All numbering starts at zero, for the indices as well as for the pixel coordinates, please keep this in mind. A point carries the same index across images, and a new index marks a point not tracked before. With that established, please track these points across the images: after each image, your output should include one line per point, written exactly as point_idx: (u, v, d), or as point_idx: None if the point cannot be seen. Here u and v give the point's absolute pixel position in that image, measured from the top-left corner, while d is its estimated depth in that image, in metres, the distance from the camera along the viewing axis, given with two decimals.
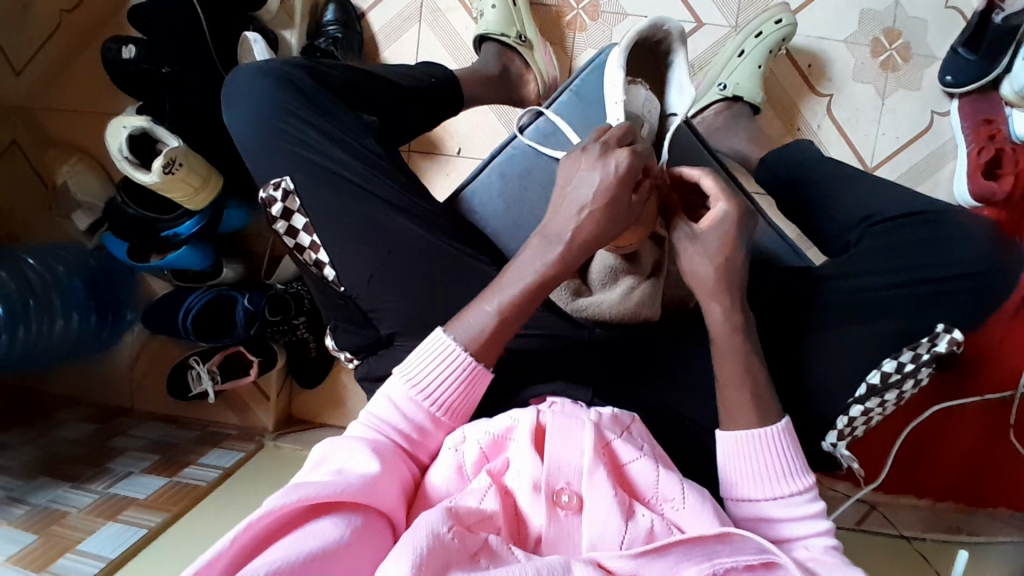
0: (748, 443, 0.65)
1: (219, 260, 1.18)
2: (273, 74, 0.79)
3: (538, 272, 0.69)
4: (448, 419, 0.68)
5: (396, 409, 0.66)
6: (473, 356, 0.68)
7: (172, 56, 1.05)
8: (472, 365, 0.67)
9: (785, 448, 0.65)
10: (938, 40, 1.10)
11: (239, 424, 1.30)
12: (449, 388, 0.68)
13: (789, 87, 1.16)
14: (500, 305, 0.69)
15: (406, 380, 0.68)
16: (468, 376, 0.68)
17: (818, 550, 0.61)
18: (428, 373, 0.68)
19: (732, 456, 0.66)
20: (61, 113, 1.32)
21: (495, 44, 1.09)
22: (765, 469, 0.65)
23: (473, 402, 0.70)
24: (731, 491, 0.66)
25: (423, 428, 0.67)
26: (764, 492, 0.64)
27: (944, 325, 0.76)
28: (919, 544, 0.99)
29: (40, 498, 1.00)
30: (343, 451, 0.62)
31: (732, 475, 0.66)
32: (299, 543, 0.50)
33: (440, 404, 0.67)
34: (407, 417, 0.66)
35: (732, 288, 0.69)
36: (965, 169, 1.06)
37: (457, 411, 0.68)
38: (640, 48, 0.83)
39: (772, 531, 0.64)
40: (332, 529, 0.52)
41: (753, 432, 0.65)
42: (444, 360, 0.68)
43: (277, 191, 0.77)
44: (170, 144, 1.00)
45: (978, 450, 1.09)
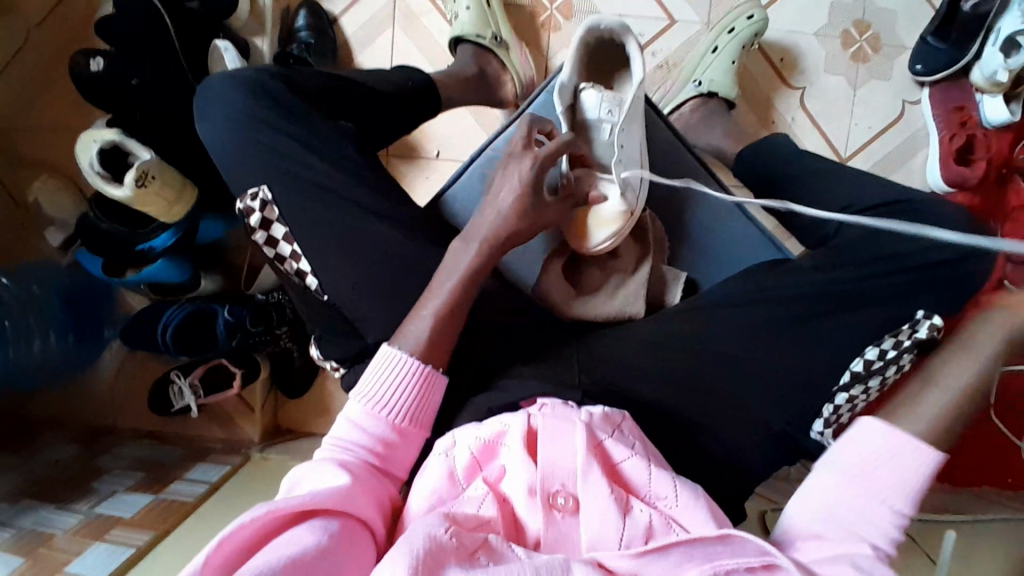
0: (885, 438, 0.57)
1: (198, 273, 1.16)
2: (246, 84, 0.78)
3: (464, 274, 0.71)
4: (410, 427, 0.67)
5: (356, 427, 0.66)
6: (420, 359, 0.68)
7: (142, 67, 1.04)
8: (420, 370, 0.68)
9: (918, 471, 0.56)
10: (907, 30, 1.12)
11: (224, 437, 1.29)
12: (403, 394, 0.67)
13: (764, 81, 1.17)
14: (436, 309, 0.70)
15: (363, 397, 0.67)
16: (421, 381, 0.68)
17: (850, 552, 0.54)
18: (382, 384, 0.67)
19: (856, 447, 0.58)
20: (29, 129, 1.30)
21: (470, 46, 1.08)
22: (872, 474, 0.56)
23: (433, 407, 0.70)
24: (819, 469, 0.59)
25: (387, 441, 0.66)
26: (847, 489, 0.56)
27: (924, 311, 0.76)
28: (909, 527, 1.00)
29: (25, 522, 0.98)
30: (313, 472, 0.62)
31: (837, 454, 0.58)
32: (276, 554, 0.51)
33: (398, 412, 0.67)
34: (370, 433, 0.66)
35: None
36: (938, 155, 1.08)
37: (418, 418, 0.68)
38: (592, 48, 0.82)
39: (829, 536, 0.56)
40: (308, 537, 0.53)
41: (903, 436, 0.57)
42: (393, 370, 0.68)
43: (255, 202, 0.75)
44: (142, 157, 0.98)
45: (962, 431, 1.11)
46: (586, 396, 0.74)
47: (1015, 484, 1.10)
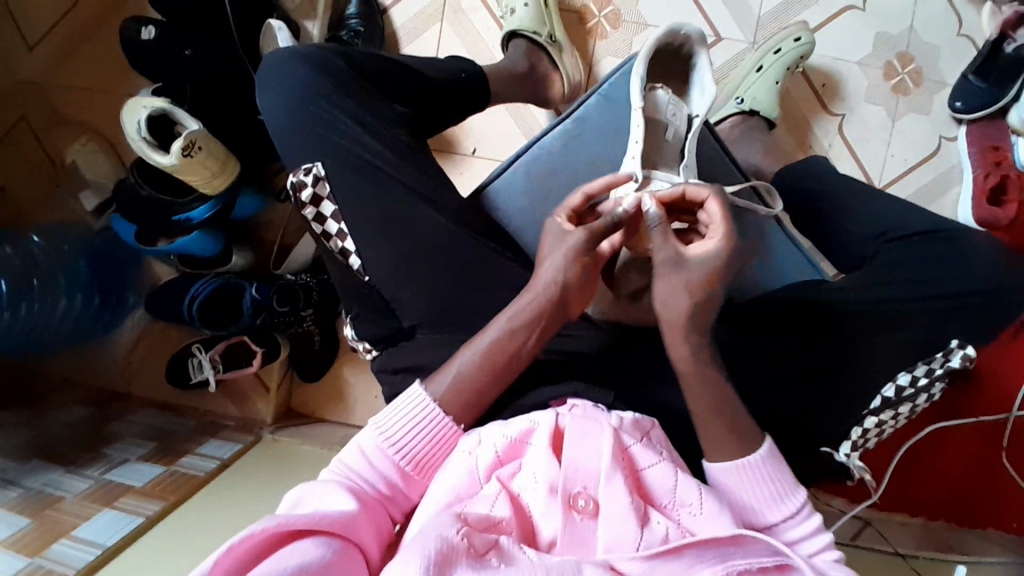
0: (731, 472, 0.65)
1: (229, 247, 1.17)
2: (307, 60, 0.79)
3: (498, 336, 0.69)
4: (418, 475, 0.66)
5: (367, 460, 0.65)
6: (445, 413, 0.68)
7: (196, 40, 1.05)
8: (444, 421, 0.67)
9: (775, 471, 0.65)
10: (950, 66, 1.13)
11: (237, 414, 1.28)
12: (419, 439, 0.66)
13: (803, 104, 1.18)
14: (477, 352, 0.69)
15: (378, 431, 0.67)
16: (440, 432, 0.67)
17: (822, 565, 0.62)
18: (402, 424, 0.67)
19: (720, 487, 0.66)
20: (70, 91, 1.31)
21: (525, 42, 1.10)
22: (756, 498, 0.65)
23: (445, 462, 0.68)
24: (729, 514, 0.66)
25: (394, 482, 0.65)
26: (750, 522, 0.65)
27: (957, 341, 0.78)
28: (915, 562, 0.99)
29: (34, 481, 0.97)
30: (317, 492, 0.61)
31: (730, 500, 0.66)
32: (280, 563, 0.51)
33: (409, 456, 0.66)
34: (377, 469, 0.65)
35: (701, 328, 0.67)
36: (971, 193, 1.09)
37: (429, 468, 0.67)
38: (663, 53, 0.85)
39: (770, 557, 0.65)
40: (313, 550, 0.53)
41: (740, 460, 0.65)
42: (417, 411, 0.67)
43: (308, 177, 0.76)
44: (189, 127, 0.99)
45: (971, 471, 1.11)
46: (618, 399, 0.73)
47: (1020, 529, 1.08)
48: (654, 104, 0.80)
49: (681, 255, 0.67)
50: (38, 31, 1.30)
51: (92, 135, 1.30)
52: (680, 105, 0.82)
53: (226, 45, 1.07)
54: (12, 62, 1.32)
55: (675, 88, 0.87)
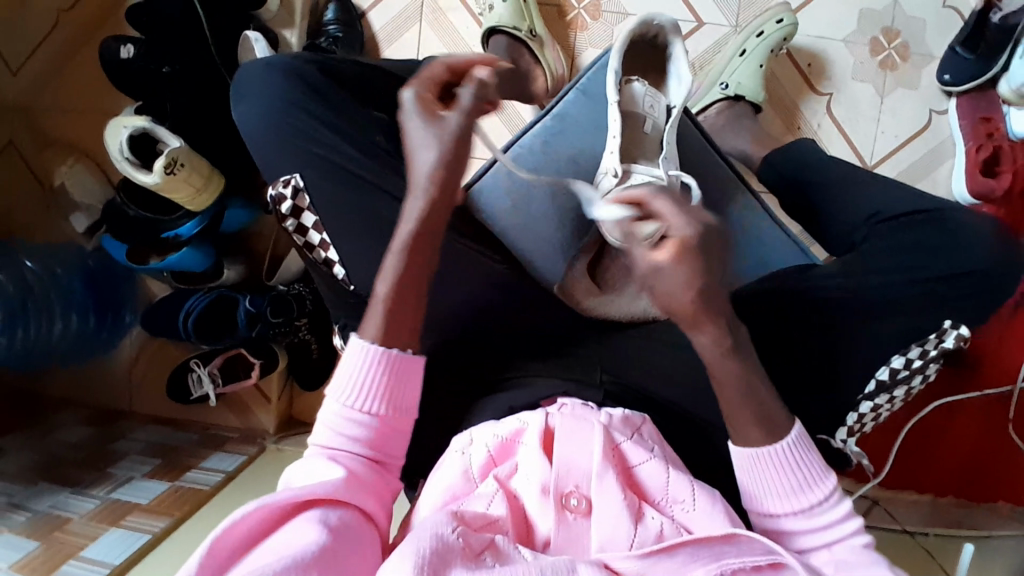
0: (761, 460, 0.62)
1: (220, 261, 1.17)
2: (281, 72, 0.79)
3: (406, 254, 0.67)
4: (391, 413, 0.65)
5: (336, 428, 0.64)
6: (382, 346, 0.65)
7: (173, 57, 1.06)
8: (382, 355, 0.64)
9: (805, 456, 0.62)
10: (936, 39, 1.12)
11: (240, 426, 1.29)
12: (373, 381, 0.65)
13: (790, 86, 1.16)
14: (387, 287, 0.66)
15: (339, 391, 0.65)
16: (386, 367, 0.65)
17: (849, 553, 0.61)
18: (351, 378, 0.65)
19: (747, 472, 0.63)
20: (54, 113, 1.31)
21: (505, 38, 1.10)
22: (783, 484, 0.62)
23: (411, 386, 0.67)
24: (755, 504, 0.64)
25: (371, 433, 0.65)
26: (772, 509, 0.63)
27: (951, 321, 0.77)
28: (924, 541, 1.01)
29: (40, 503, 0.98)
30: (305, 470, 0.62)
31: (754, 489, 0.63)
32: (281, 549, 0.51)
33: (372, 403, 0.65)
34: (351, 429, 0.64)
35: (715, 316, 0.57)
36: (963, 167, 1.07)
37: (397, 402, 0.66)
38: (638, 45, 0.84)
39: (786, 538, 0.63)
40: (306, 527, 0.54)
41: (768, 447, 0.62)
42: (359, 361, 0.65)
43: (287, 189, 0.76)
44: (172, 144, 0.99)
45: (978, 447, 1.10)
46: (608, 396, 0.73)
47: None
48: (630, 95, 0.79)
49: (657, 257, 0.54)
50: (20, 55, 1.30)
51: (80, 158, 1.30)
52: (656, 95, 0.81)
53: (204, 60, 1.07)
54: None
55: (653, 79, 0.86)
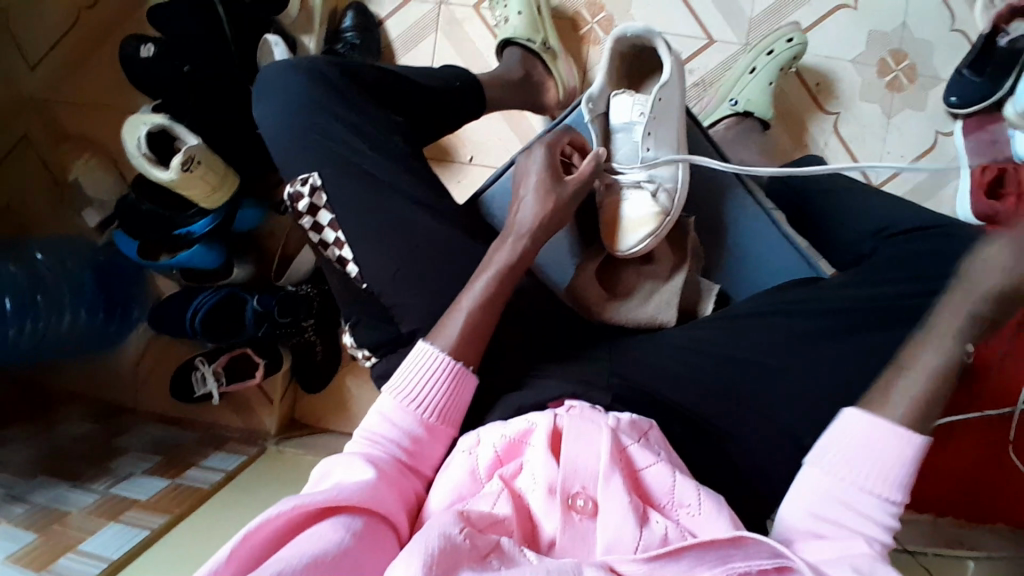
0: (874, 428, 0.61)
1: (230, 259, 1.18)
2: (303, 73, 0.81)
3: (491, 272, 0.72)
4: (440, 424, 0.68)
5: (387, 424, 0.67)
6: (451, 357, 0.69)
7: (193, 55, 1.07)
8: (451, 365, 0.69)
9: (907, 458, 0.60)
10: (944, 62, 1.13)
11: (243, 426, 1.29)
12: (434, 391, 0.68)
13: (799, 104, 1.18)
14: (470, 302, 0.71)
15: (396, 392, 0.68)
16: (451, 378, 0.69)
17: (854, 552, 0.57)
18: (413, 380, 0.69)
19: (847, 436, 0.62)
20: (71, 110, 1.33)
21: (519, 49, 1.11)
22: (867, 461, 0.60)
23: (464, 403, 0.70)
24: (817, 460, 0.62)
25: (416, 436, 0.67)
26: (838, 473, 0.60)
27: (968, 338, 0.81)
28: (924, 559, 0.99)
29: (40, 495, 0.98)
30: (341, 467, 0.62)
31: (834, 450, 0.62)
32: (300, 547, 0.51)
33: (429, 409, 0.68)
34: (400, 427, 0.67)
35: None
36: (969, 188, 1.08)
37: (448, 414, 0.69)
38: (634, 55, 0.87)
39: (815, 516, 0.60)
40: (331, 534, 0.53)
41: (895, 426, 0.61)
42: (425, 364, 0.69)
43: (304, 187, 0.78)
44: (188, 143, 1.00)
45: (982, 468, 1.10)
46: (616, 401, 0.74)
47: None
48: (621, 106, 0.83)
49: None
50: (37, 52, 1.33)
51: (95, 154, 1.30)
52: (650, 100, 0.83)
53: (222, 60, 1.08)
54: (14, 82, 1.34)
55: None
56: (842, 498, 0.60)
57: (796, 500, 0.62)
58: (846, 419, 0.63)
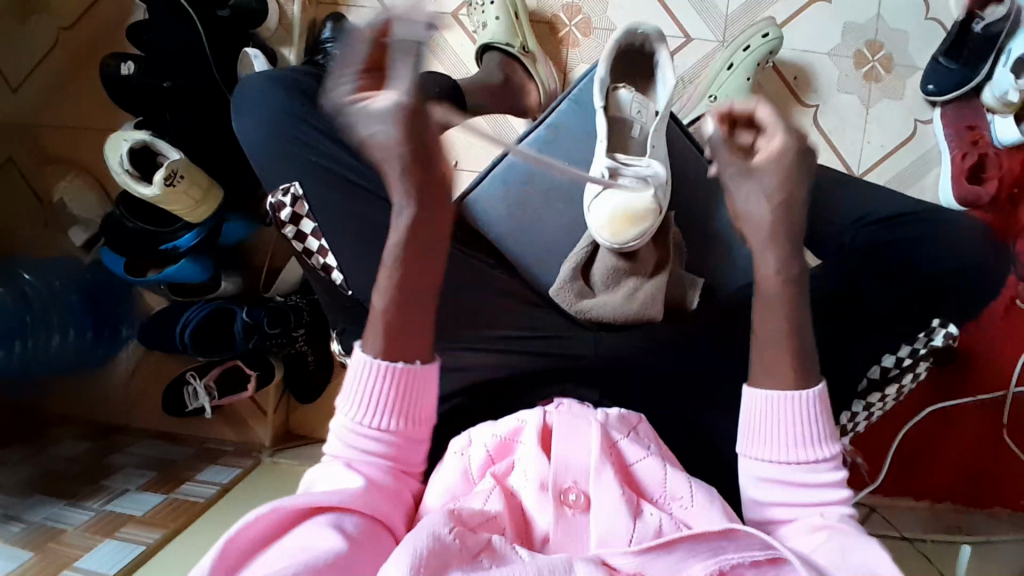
0: (773, 404, 0.59)
1: (218, 273, 1.18)
2: (281, 84, 0.81)
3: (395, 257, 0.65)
4: (403, 425, 0.63)
5: (349, 435, 0.63)
6: (385, 359, 0.62)
7: (174, 72, 1.07)
8: (386, 368, 0.61)
9: (817, 412, 0.59)
10: (919, 52, 1.15)
11: (237, 439, 1.29)
12: (383, 395, 0.62)
13: (777, 98, 1.19)
14: (388, 298, 0.64)
15: (349, 399, 0.63)
16: (397, 379, 0.62)
17: (833, 518, 0.58)
18: (361, 387, 0.62)
19: (753, 417, 0.61)
20: (54, 131, 1.33)
21: (498, 54, 1.13)
22: (788, 435, 0.59)
23: (427, 396, 0.64)
24: (748, 450, 0.61)
25: (385, 444, 0.63)
26: (773, 455, 0.60)
27: (939, 320, 0.78)
28: (922, 546, 1.00)
29: (35, 515, 0.98)
30: (326, 477, 0.61)
31: (753, 435, 0.61)
32: (291, 551, 0.52)
33: (385, 413, 0.62)
34: (367, 435, 0.62)
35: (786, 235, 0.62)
36: (950, 173, 1.09)
37: (410, 414, 0.63)
38: (627, 54, 0.87)
39: (779, 496, 0.60)
40: (324, 535, 0.54)
41: (785, 395, 0.59)
42: (364, 371, 0.62)
43: (286, 197, 0.78)
44: (172, 157, 1.00)
45: (976, 452, 1.10)
46: None
47: None
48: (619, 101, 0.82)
49: (751, 163, 0.62)
50: (19, 74, 1.33)
51: (79, 173, 1.31)
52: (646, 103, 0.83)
53: (203, 75, 1.09)
54: None
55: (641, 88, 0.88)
56: (791, 475, 0.59)
57: (750, 491, 0.62)
58: (747, 400, 0.61)
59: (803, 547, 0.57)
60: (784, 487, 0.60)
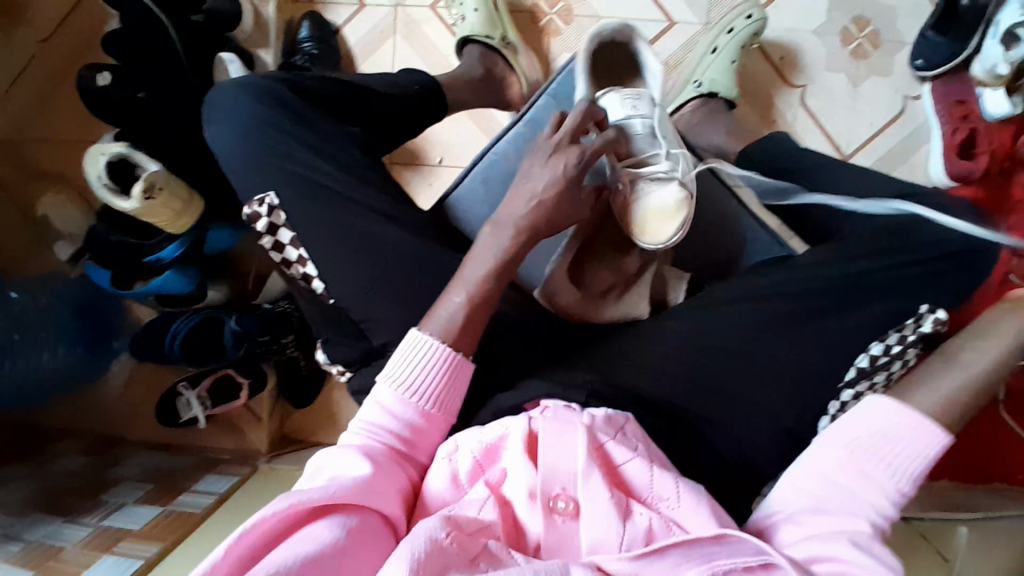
0: (879, 436, 0.60)
1: (205, 283, 1.17)
2: (252, 92, 0.80)
3: (498, 255, 0.70)
4: (439, 413, 0.67)
5: (385, 414, 0.65)
6: (450, 347, 0.68)
7: (149, 81, 1.05)
8: (451, 356, 0.67)
9: (915, 453, 0.59)
10: (907, 26, 1.12)
11: (234, 447, 1.29)
12: (431, 380, 0.67)
13: (764, 80, 1.17)
14: (466, 293, 0.69)
15: (391, 380, 0.66)
16: (449, 368, 0.67)
17: (858, 534, 0.55)
18: (410, 369, 0.67)
19: (870, 418, 0.61)
20: (34, 145, 1.32)
21: (478, 47, 1.10)
22: (879, 448, 0.60)
23: (461, 391, 0.69)
24: (830, 438, 0.62)
25: (415, 426, 0.66)
26: (851, 453, 0.60)
27: (928, 306, 0.76)
28: (920, 526, 0.98)
29: (35, 534, 0.98)
30: (336, 462, 0.61)
31: (854, 428, 0.61)
32: (292, 551, 0.50)
33: (427, 397, 0.66)
34: (398, 417, 0.65)
35: None
36: (940, 150, 1.08)
37: (446, 402, 0.67)
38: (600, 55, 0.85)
39: (812, 494, 0.59)
40: (326, 533, 0.52)
41: (916, 413, 0.61)
42: (426, 357, 0.67)
43: (262, 208, 0.77)
44: (150, 169, 0.99)
45: (975, 429, 1.09)
46: (591, 397, 0.73)
47: None
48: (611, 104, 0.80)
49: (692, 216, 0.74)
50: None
51: (63, 187, 1.30)
52: (639, 94, 0.81)
53: (179, 83, 1.08)
54: None
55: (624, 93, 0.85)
56: (845, 482, 0.59)
57: (795, 479, 0.61)
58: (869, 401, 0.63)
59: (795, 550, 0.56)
60: (835, 489, 0.59)
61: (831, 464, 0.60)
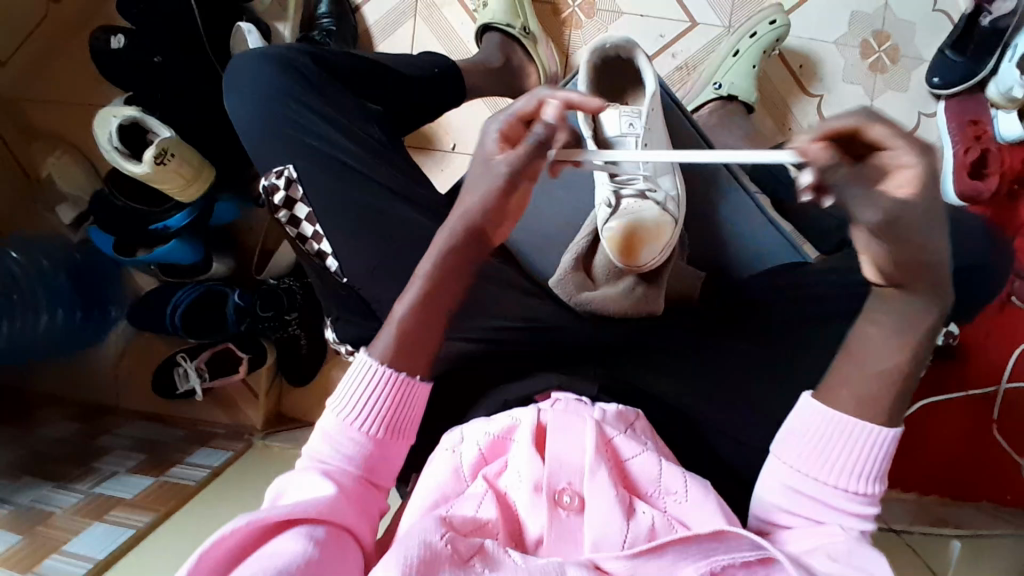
0: (828, 422, 0.56)
1: (209, 254, 1.17)
2: (272, 63, 0.79)
3: (437, 263, 0.62)
4: (390, 437, 0.62)
5: (331, 445, 0.61)
6: (390, 366, 0.62)
7: (164, 46, 1.02)
8: (392, 375, 0.62)
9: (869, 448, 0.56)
10: (926, 43, 1.13)
11: (227, 422, 1.28)
12: (377, 404, 0.62)
13: (781, 86, 1.18)
14: (410, 303, 0.63)
15: (336, 410, 0.62)
16: (394, 389, 0.62)
17: (844, 536, 0.55)
18: (354, 395, 0.62)
19: (804, 428, 0.57)
20: (42, 106, 1.30)
21: (498, 34, 1.10)
22: (829, 454, 0.56)
23: (414, 413, 0.64)
24: (783, 452, 0.58)
25: (367, 455, 0.61)
26: (804, 468, 0.57)
27: (943, 320, 0.81)
28: (909, 538, 0.97)
29: (23, 498, 0.97)
30: (295, 486, 0.58)
31: (794, 439, 0.58)
32: (261, 564, 0.48)
33: (375, 422, 0.62)
34: (347, 447, 0.61)
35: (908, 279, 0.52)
36: (952, 168, 1.06)
37: (399, 428, 0.63)
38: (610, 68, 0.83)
39: (789, 505, 0.57)
40: (295, 546, 0.50)
41: (840, 416, 0.56)
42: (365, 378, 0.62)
43: (280, 179, 0.76)
44: (161, 135, 0.98)
45: (965, 444, 1.10)
46: (602, 390, 0.72)
47: (1014, 501, 1.08)
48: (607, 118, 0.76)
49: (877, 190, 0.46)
50: None
51: (67, 149, 1.28)
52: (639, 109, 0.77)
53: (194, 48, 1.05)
54: None
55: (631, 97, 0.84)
56: (812, 492, 0.56)
57: (768, 494, 0.59)
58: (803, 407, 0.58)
59: (803, 548, 0.55)
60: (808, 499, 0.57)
61: (800, 476, 0.57)
